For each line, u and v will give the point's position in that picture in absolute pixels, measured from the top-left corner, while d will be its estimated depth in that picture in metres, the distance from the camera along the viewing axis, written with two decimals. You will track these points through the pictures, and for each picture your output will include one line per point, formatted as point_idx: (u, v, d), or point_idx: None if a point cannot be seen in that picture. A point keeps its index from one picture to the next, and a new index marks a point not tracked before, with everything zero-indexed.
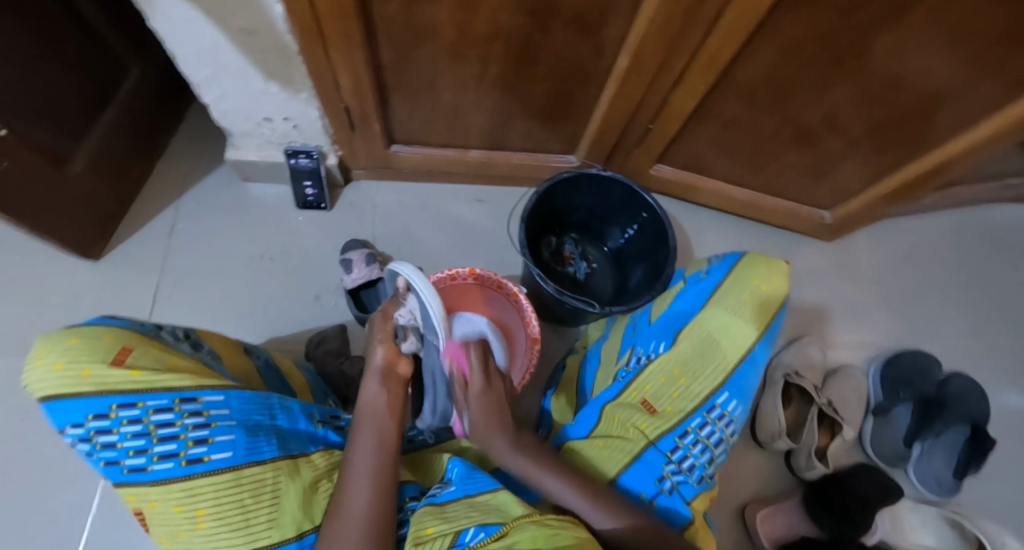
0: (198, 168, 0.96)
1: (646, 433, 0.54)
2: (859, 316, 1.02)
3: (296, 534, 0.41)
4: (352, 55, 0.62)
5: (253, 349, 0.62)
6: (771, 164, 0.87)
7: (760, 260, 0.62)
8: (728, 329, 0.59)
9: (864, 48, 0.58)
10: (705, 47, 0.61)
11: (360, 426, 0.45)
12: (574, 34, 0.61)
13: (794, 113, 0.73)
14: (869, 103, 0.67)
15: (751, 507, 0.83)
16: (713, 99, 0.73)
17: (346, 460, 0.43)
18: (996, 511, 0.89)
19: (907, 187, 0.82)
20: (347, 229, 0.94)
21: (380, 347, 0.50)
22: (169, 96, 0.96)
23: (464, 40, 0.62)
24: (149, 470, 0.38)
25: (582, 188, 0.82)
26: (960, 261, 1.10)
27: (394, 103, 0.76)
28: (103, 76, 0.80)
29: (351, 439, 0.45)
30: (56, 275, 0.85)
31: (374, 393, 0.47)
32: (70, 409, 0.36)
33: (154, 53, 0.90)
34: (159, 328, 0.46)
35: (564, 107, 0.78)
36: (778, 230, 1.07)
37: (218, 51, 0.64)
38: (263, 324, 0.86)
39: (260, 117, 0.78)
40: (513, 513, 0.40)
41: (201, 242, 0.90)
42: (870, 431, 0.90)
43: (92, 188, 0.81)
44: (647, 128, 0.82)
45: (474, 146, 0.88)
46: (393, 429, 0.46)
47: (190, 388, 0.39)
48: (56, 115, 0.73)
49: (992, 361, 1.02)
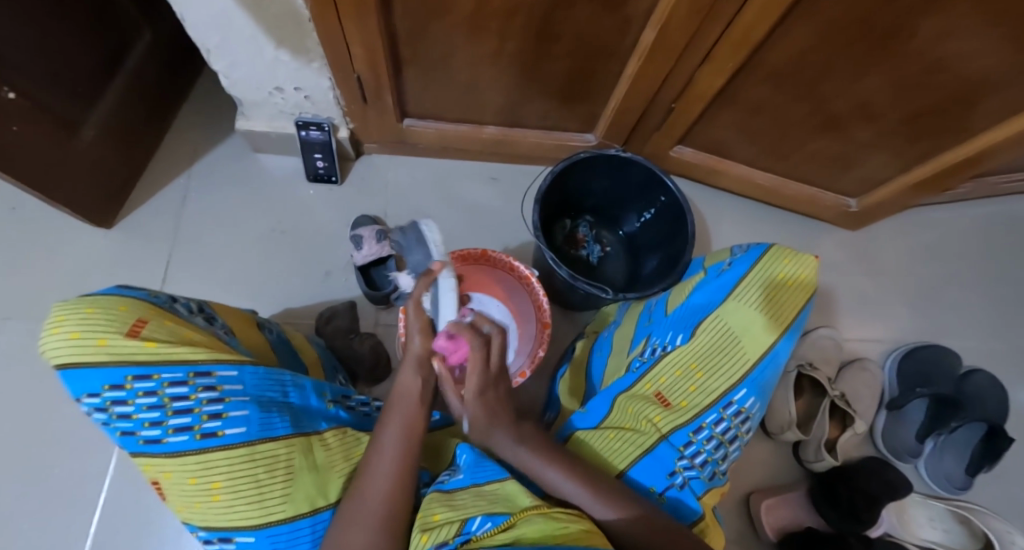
0: (210, 137, 0.94)
1: (659, 428, 0.52)
2: (878, 309, 0.99)
3: (310, 509, 0.41)
4: (366, 24, 0.59)
5: (266, 323, 0.62)
6: (798, 151, 0.84)
7: (789, 253, 0.59)
8: (750, 324, 0.57)
9: (912, 31, 0.54)
10: (737, 23, 0.58)
11: (391, 410, 0.45)
12: (598, 9, 0.58)
13: (829, 98, 0.69)
14: (911, 90, 0.63)
15: (755, 496, 0.84)
16: (741, 80, 0.69)
17: (373, 442, 0.44)
18: (1002, 509, 0.88)
19: (942, 178, 0.78)
20: (358, 204, 0.93)
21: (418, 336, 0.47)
22: (181, 61, 0.94)
23: (483, 12, 0.58)
24: (164, 442, 0.38)
25: (601, 169, 0.79)
26: (989, 257, 1.06)
27: (408, 75, 0.73)
28: (113, 40, 0.78)
29: (379, 425, 0.45)
30: (70, 241, 0.85)
31: (408, 380, 0.47)
32: (87, 377, 0.36)
33: (163, 15, 0.87)
34: (173, 300, 0.45)
35: (584, 84, 0.74)
36: (800, 217, 1.03)
37: (228, 17, 0.61)
38: (273, 298, 0.86)
39: (271, 87, 0.76)
40: (521, 504, 0.39)
41: (211, 213, 0.90)
42: (882, 425, 0.90)
43: (103, 155, 0.80)
44: (669, 108, 0.78)
45: (489, 123, 0.85)
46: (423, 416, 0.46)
47: (205, 362, 0.39)
48: (66, 81, 0.72)
49: (1014, 361, 0.99)
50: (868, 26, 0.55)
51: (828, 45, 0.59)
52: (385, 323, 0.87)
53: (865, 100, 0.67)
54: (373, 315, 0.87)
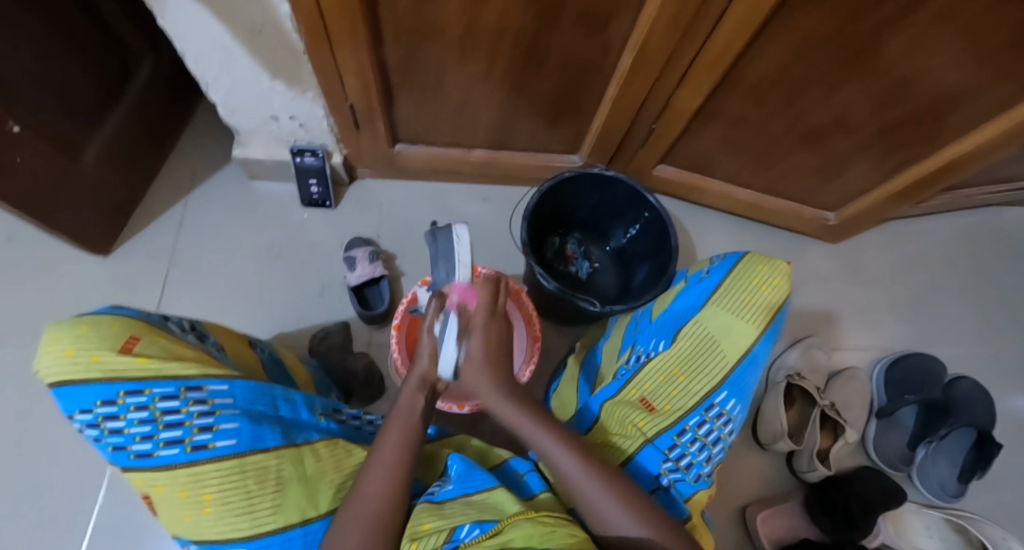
0: (207, 165, 0.97)
1: (644, 432, 0.54)
2: (865, 319, 1.01)
3: (301, 520, 0.41)
4: (359, 53, 0.62)
5: (258, 342, 0.62)
6: (776, 166, 0.87)
7: (762, 260, 0.61)
8: (729, 328, 0.59)
9: (871, 49, 0.57)
10: (708, 46, 0.61)
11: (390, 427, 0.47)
12: (579, 34, 0.62)
13: (799, 115, 0.72)
14: (876, 106, 0.67)
15: (751, 508, 0.83)
16: (718, 99, 0.73)
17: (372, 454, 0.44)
18: (997, 514, 0.89)
19: (914, 188, 0.81)
20: (352, 226, 0.95)
21: (427, 360, 0.51)
22: (181, 93, 0.97)
23: (470, 39, 0.62)
24: (155, 456, 0.38)
25: (587, 187, 0.82)
26: (967, 265, 1.09)
27: (399, 102, 0.76)
28: (117, 72, 0.81)
29: (374, 445, 0.45)
30: (66, 269, 0.86)
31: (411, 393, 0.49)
32: (79, 395, 0.37)
33: (164, 50, 0.91)
34: (165, 319, 0.46)
35: (569, 106, 0.78)
36: (782, 231, 1.06)
37: (227, 49, 0.65)
38: (269, 319, 0.87)
39: (267, 115, 0.79)
40: (509, 511, 0.40)
41: (207, 238, 0.91)
42: (873, 434, 0.90)
43: (103, 182, 0.82)
44: (650, 128, 0.82)
45: (479, 146, 0.89)
46: (414, 428, 0.47)
47: (196, 377, 0.40)
48: (70, 111, 0.74)
49: (999, 366, 1.01)
50: (831, 46, 0.58)
51: (797, 64, 0.63)
52: (378, 342, 0.88)
53: (836, 115, 0.71)
54: (366, 335, 0.89)
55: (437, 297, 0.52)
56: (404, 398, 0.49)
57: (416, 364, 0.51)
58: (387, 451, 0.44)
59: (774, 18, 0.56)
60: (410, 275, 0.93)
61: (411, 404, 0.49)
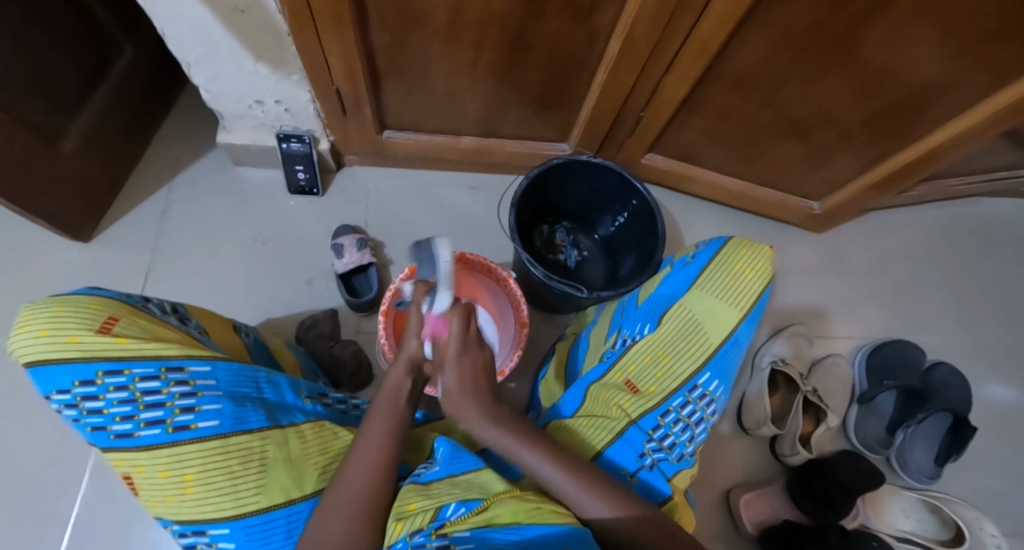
0: (191, 151, 0.95)
1: (629, 413, 0.54)
2: (847, 307, 1.03)
3: (286, 500, 0.41)
4: (344, 38, 0.62)
5: (242, 327, 0.62)
6: (763, 156, 0.88)
7: (746, 244, 0.62)
8: (712, 312, 0.60)
9: (856, 40, 0.58)
10: (696, 34, 0.61)
11: (377, 413, 0.47)
12: (567, 21, 0.61)
13: (786, 103, 0.73)
14: (860, 95, 0.68)
15: (735, 491, 0.85)
16: (705, 88, 0.73)
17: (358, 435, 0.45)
18: (970, 496, 0.92)
19: (896, 178, 0.82)
20: (340, 213, 0.94)
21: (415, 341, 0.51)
22: (163, 77, 0.95)
23: (457, 24, 0.61)
24: (136, 436, 0.38)
25: (575, 175, 0.82)
26: (948, 256, 1.11)
27: (387, 87, 0.76)
28: (95, 55, 0.79)
29: (362, 427, 0.46)
30: (46, 255, 0.85)
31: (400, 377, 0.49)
32: (57, 375, 0.36)
33: (146, 33, 0.89)
34: (145, 300, 0.46)
35: (558, 93, 0.78)
36: (769, 221, 1.07)
37: (209, 30, 0.63)
38: (256, 306, 0.87)
39: (252, 100, 0.78)
40: (494, 490, 0.41)
41: (192, 225, 0.90)
42: (854, 419, 0.92)
43: (82, 167, 0.81)
44: (639, 117, 0.82)
45: (468, 133, 0.88)
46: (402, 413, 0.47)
47: (177, 357, 0.39)
48: (47, 94, 0.72)
49: (976, 353, 1.03)
50: (816, 34, 0.59)
51: (782, 53, 0.63)
52: (367, 329, 0.88)
53: (821, 105, 0.72)
54: (355, 323, 0.88)
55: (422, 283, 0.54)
56: (391, 382, 0.50)
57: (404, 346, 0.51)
58: (374, 435, 0.44)
59: (761, 7, 0.56)
60: (399, 263, 0.93)
61: (399, 389, 0.49)
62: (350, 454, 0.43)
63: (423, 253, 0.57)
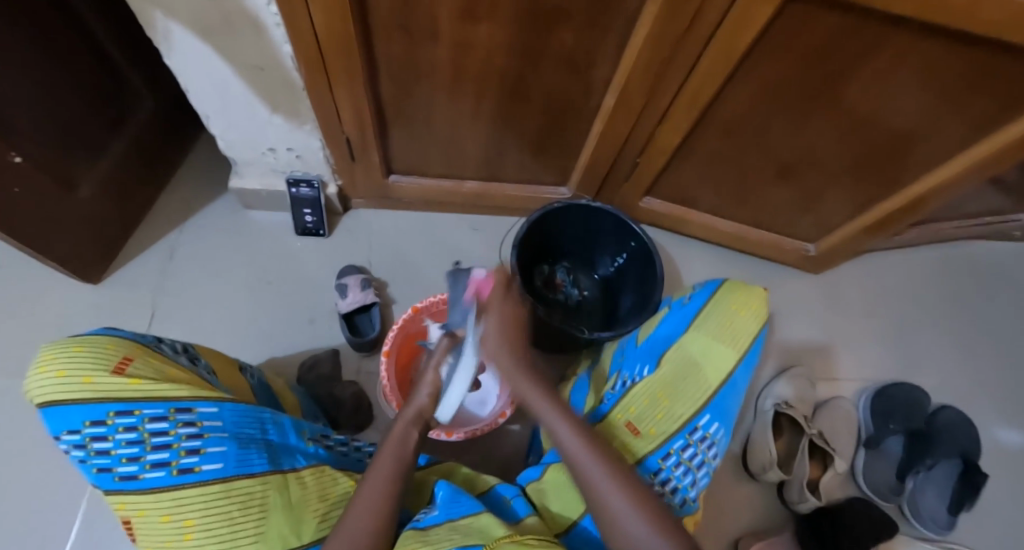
0: (203, 195, 0.99)
1: (630, 456, 0.55)
2: (849, 348, 1.03)
3: (283, 548, 0.40)
4: (355, 90, 0.65)
5: (248, 368, 0.62)
6: (757, 199, 0.91)
7: (740, 286, 0.64)
8: (709, 353, 0.60)
9: (839, 92, 0.61)
10: (686, 88, 0.65)
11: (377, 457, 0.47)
12: (564, 75, 0.65)
13: (776, 151, 0.76)
14: (846, 143, 0.71)
15: (743, 541, 0.82)
16: (697, 135, 0.76)
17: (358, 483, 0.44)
18: (987, 547, 0.88)
19: (887, 221, 0.84)
20: (344, 254, 0.97)
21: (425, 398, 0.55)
22: (181, 126, 1.00)
23: (461, 77, 0.65)
24: (141, 478, 0.37)
25: (573, 218, 0.85)
26: (946, 296, 1.12)
27: (394, 135, 0.79)
28: (119, 106, 0.84)
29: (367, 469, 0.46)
30: (56, 296, 0.86)
31: None
32: (68, 415, 0.36)
33: (168, 85, 0.94)
34: (158, 340, 0.46)
35: (557, 140, 0.81)
36: (765, 262, 1.09)
37: (228, 84, 0.67)
38: (258, 347, 0.87)
39: (264, 147, 0.82)
40: (494, 535, 0.40)
41: (200, 266, 0.92)
42: (862, 465, 0.90)
43: (98, 211, 0.84)
44: (635, 162, 0.85)
45: (471, 178, 0.92)
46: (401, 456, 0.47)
47: (187, 398, 0.39)
48: (71, 143, 0.76)
49: (981, 396, 1.02)
50: (798, 87, 0.63)
51: (768, 104, 0.67)
52: (368, 369, 0.88)
53: (809, 152, 0.75)
54: (356, 363, 0.88)
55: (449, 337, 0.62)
56: (398, 431, 0.51)
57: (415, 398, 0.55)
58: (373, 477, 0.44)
59: (746, 63, 0.60)
60: (401, 303, 0.94)
61: (406, 437, 0.50)
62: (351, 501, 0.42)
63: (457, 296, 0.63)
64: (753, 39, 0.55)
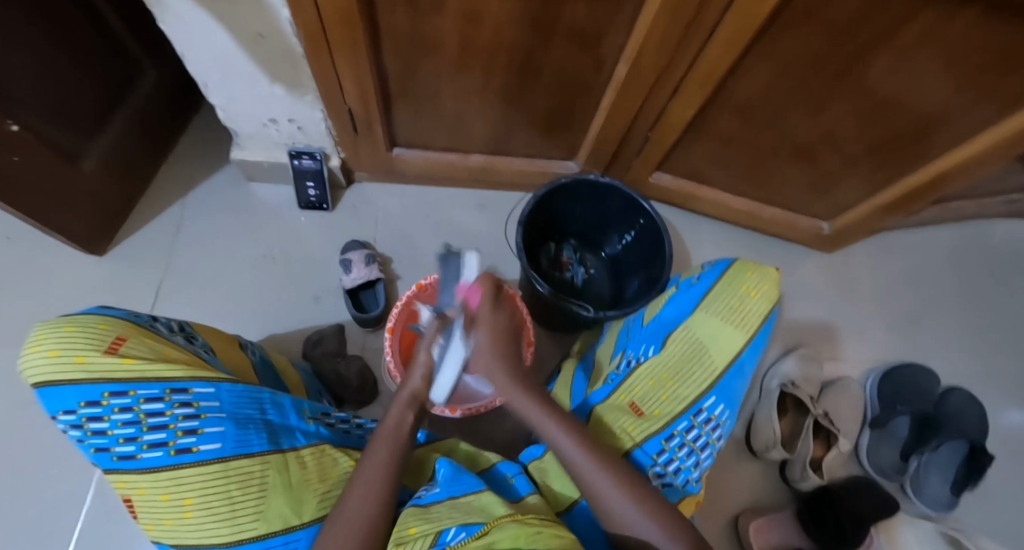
0: (206, 167, 0.97)
1: (634, 437, 0.54)
2: (859, 330, 1.01)
3: (283, 527, 0.41)
4: (357, 62, 0.63)
5: (249, 345, 0.62)
6: (771, 177, 0.88)
7: (751, 267, 0.63)
8: (717, 335, 0.59)
9: (865, 65, 0.58)
10: (703, 59, 0.62)
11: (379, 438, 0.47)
12: (575, 46, 0.62)
13: (794, 127, 0.73)
14: (869, 119, 0.67)
15: (743, 517, 0.83)
16: (712, 112, 0.73)
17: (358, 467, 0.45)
18: (987, 527, 0.89)
19: (906, 200, 0.81)
20: (348, 229, 0.96)
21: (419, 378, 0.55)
22: (180, 97, 0.98)
23: (468, 49, 0.63)
24: (138, 458, 0.38)
25: (580, 195, 0.83)
26: (962, 278, 1.09)
27: (397, 108, 0.77)
28: (117, 77, 0.82)
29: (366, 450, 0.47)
30: (62, 269, 0.87)
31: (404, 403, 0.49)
32: (63, 395, 0.36)
33: (166, 54, 0.91)
34: (153, 319, 0.46)
35: (567, 114, 0.78)
36: (777, 241, 1.07)
37: (225, 53, 0.65)
38: (263, 322, 0.87)
39: (265, 119, 0.80)
40: (495, 514, 0.40)
41: (204, 240, 0.92)
42: (867, 444, 0.90)
43: (99, 183, 0.83)
44: (646, 137, 0.82)
45: (476, 152, 0.89)
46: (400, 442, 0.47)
47: (182, 379, 0.39)
48: (69, 114, 0.75)
49: (992, 378, 1.01)
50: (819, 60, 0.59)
51: (790, 79, 0.63)
52: (372, 346, 0.88)
53: (829, 129, 0.71)
54: (361, 339, 0.89)
55: (439, 318, 0.58)
56: (393, 415, 0.51)
57: (409, 380, 0.55)
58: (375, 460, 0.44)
59: (767, 32, 0.56)
60: (405, 280, 0.93)
61: (400, 421, 0.50)
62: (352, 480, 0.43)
63: (447, 276, 0.63)
64: (775, 9, 0.52)
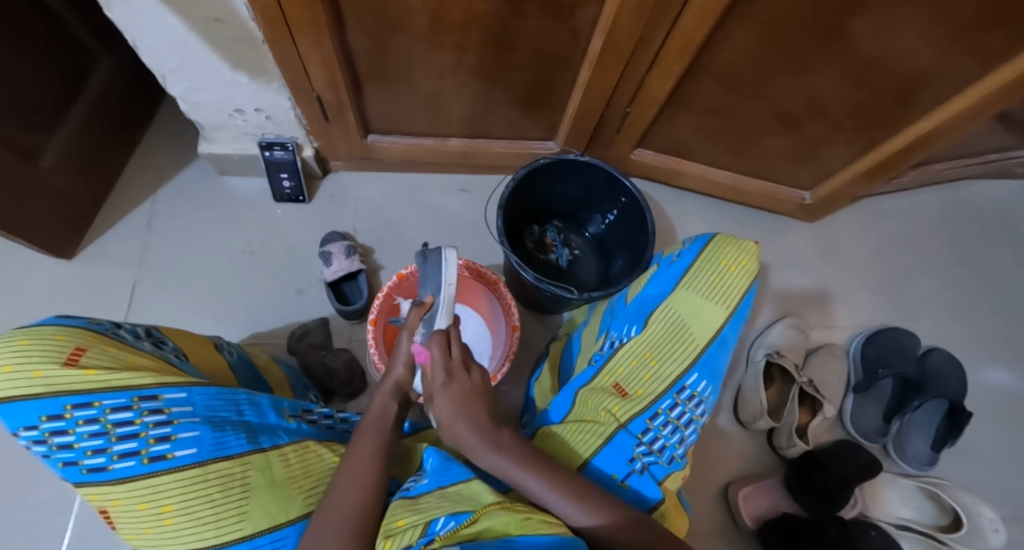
0: (175, 162, 0.94)
1: (618, 417, 0.54)
2: (843, 297, 1.02)
3: (270, 526, 0.40)
4: (322, 44, 0.60)
5: (226, 345, 0.61)
6: (752, 147, 0.87)
7: (731, 241, 0.62)
8: (698, 313, 0.60)
9: (841, 28, 0.57)
10: (680, 29, 0.60)
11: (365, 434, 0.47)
12: (549, 19, 0.60)
13: (773, 95, 0.72)
14: (848, 84, 0.67)
15: (733, 486, 0.85)
16: (690, 83, 0.72)
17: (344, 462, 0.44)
18: (968, 481, 0.92)
19: (886, 165, 0.81)
20: (328, 220, 0.94)
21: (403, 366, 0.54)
22: (141, 89, 0.93)
23: (438, 27, 0.60)
24: (110, 469, 0.36)
25: (562, 174, 0.81)
26: (943, 240, 1.10)
27: (369, 92, 0.74)
28: (70, 70, 0.78)
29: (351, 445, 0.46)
30: (31, 274, 0.84)
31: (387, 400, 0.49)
32: (22, 411, 0.35)
33: (121, 44, 0.87)
34: (118, 326, 0.44)
35: (544, 92, 0.76)
36: (761, 212, 1.07)
37: (181, 41, 0.62)
38: (245, 319, 0.86)
39: (232, 110, 0.77)
40: (484, 502, 0.40)
41: (178, 238, 0.89)
42: (850, 409, 0.92)
43: (61, 184, 0.80)
44: (626, 113, 0.81)
45: (454, 135, 0.87)
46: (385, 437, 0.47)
47: (150, 386, 0.38)
48: (22, 112, 0.71)
49: (973, 337, 1.03)
50: (795, 26, 0.58)
51: (768, 46, 0.62)
52: (358, 337, 0.87)
53: (809, 95, 0.71)
54: (347, 331, 0.88)
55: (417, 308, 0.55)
56: (377, 406, 0.51)
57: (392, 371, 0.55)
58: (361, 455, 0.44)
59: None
60: (389, 269, 0.92)
61: (385, 412, 0.50)
62: (339, 477, 0.43)
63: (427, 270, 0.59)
64: None
